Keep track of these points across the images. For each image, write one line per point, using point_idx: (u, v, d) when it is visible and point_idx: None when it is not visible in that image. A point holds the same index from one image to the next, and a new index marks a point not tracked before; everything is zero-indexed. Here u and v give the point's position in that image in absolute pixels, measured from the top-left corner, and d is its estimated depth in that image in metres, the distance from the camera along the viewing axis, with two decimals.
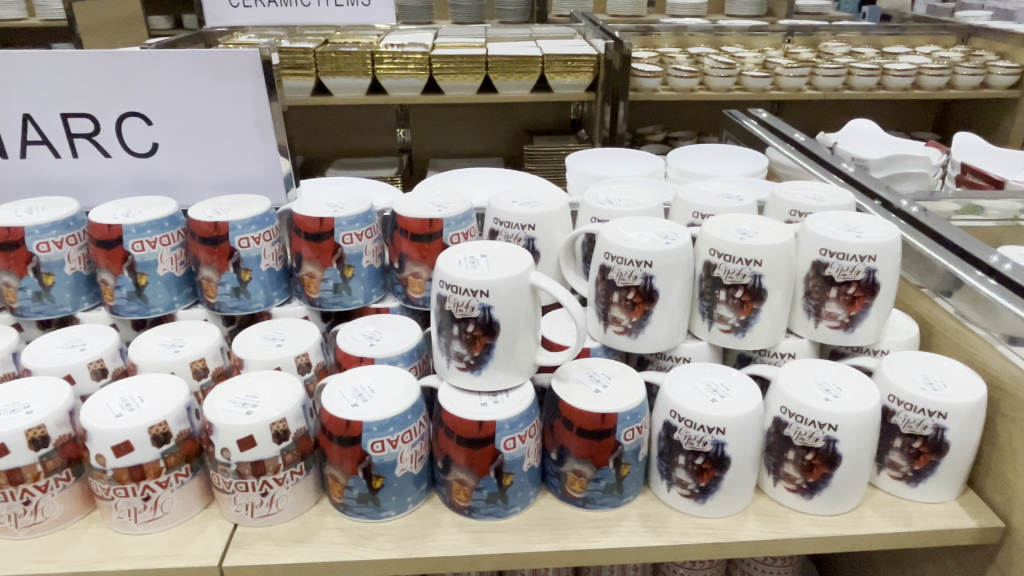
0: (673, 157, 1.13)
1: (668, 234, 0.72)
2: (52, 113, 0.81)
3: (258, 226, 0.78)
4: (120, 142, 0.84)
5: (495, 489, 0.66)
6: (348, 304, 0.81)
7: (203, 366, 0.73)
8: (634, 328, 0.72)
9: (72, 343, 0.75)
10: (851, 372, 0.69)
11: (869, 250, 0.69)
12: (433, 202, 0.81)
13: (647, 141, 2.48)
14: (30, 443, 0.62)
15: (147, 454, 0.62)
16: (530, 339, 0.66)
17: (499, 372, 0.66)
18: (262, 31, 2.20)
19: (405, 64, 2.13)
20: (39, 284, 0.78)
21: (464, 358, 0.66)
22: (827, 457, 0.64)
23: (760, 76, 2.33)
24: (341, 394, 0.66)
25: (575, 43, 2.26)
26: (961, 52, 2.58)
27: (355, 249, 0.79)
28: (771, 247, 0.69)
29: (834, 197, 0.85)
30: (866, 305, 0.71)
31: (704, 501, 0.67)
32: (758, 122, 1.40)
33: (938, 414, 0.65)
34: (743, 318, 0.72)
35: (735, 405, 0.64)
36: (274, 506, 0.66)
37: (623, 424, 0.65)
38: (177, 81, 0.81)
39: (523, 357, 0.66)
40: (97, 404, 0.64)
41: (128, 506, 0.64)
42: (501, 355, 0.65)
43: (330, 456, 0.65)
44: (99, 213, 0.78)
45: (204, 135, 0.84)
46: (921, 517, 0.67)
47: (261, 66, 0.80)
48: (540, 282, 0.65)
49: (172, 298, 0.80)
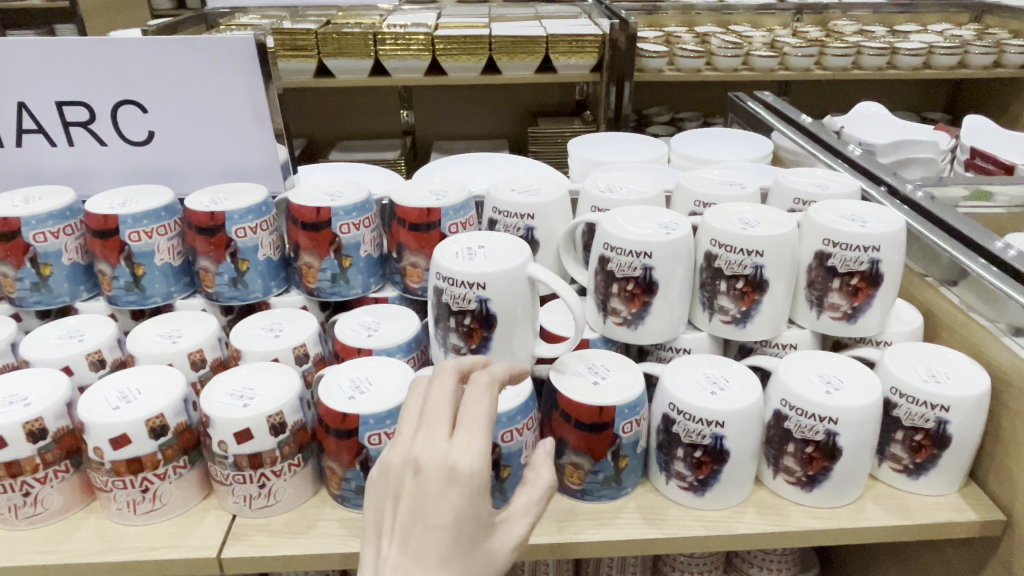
0: (677, 142, 1.11)
1: (668, 223, 0.71)
2: (47, 101, 0.80)
3: (255, 216, 0.78)
4: (115, 130, 0.83)
5: (492, 481, 0.66)
6: (347, 294, 0.80)
7: (201, 357, 0.73)
8: (634, 319, 0.71)
9: (70, 334, 0.75)
10: (853, 363, 0.68)
11: (872, 240, 0.68)
12: (431, 191, 0.80)
13: (653, 123, 2.45)
14: (27, 435, 0.62)
15: (144, 446, 0.62)
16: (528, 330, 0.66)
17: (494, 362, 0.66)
18: (264, 12, 2.18)
19: (408, 45, 2.10)
20: (36, 275, 0.78)
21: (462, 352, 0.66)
22: (828, 450, 0.64)
23: (767, 56, 2.30)
24: (338, 387, 0.66)
25: (581, 22, 2.23)
26: (974, 31, 2.53)
27: (353, 239, 0.78)
28: (773, 238, 0.68)
29: (839, 184, 0.83)
30: (869, 296, 0.70)
31: (702, 493, 0.66)
32: (763, 104, 1.39)
33: (940, 406, 0.64)
34: (744, 309, 0.71)
35: (735, 398, 0.64)
36: (272, 498, 0.66)
37: (621, 417, 0.64)
38: (172, 67, 0.80)
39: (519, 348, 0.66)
40: (94, 397, 0.65)
41: (126, 498, 0.64)
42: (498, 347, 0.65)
43: (328, 448, 0.65)
44: (96, 203, 0.78)
45: (201, 123, 0.83)
46: (921, 510, 0.66)
47: (256, 51, 0.78)
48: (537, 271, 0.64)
49: (170, 288, 0.80)
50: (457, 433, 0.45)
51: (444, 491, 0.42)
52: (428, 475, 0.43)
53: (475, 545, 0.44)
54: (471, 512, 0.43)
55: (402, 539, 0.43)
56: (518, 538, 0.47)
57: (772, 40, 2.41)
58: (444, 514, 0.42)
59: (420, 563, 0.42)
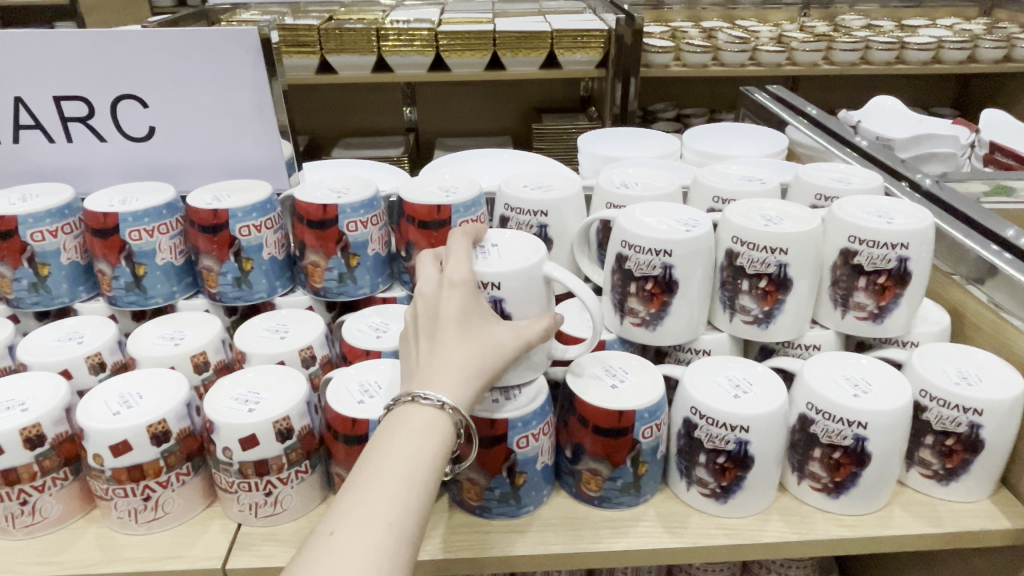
0: (689, 138, 1.09)
1: (688, 220, 0.68)
2: (44, 96, 0.78)
3: (259, 214, 0.75)
4: (115, 126, 0.81)
5: (507, 489, 0.63)
6: (354, 294, 0.78)
7: (205, 360, 0.71)
8: (652, 320, 0.68)
9: (69, 336, 0.73)
10: (882, 366, 0.65)
11: (900, 238, 0.66)
12: (440, 187, 0.78)
13: (659, 119, 2.43)
14: (25, 442, 0.60)
15: (146, 453, 0.60)
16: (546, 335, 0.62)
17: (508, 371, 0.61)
18: (265, 8, 2.15)
19: (411, 41, 2.08)
20: (34, 275, 0.75)
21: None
22: (856, 456, 0.61)
23: (775, 51, 2.27)
24: (347, 391, 0.64)
25: (585, 17, 2.21)
26: (984, 25, 2.50)
27: (360, 237, 0.76)
28: (798, 235, 0.65)
29: (861, 179, 0.81)
30: (896, 295, 0.68)
31: (725, 501, 0.64)
32: (772, 98, 1.37)
33: (973, 410, 0.62)
34: (767, 309, 0.68)
35: (759, 401, 0.61)
36: (279, 506, 0.64)
37: (641, 421, 0.62)
38: (172, 61, 0.77)
39: (539, 353, 0.61)
40: (94, 402, 0.62)
41: (127, 507, 0.62)
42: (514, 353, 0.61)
43: (336, 454, 0.63)
44: (95, 201, 0.75)
45: (203, 118, 0.81)
46: (952, 517, 0.64)
47: (260, 44, 0.76)
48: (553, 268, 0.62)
49: (172, 288, 0.77)
50: (445, 263, 0.60)
51: (445, 294, 0.56)
52: (430, 293, 0.57)
53: (483, 328, 0.56)
54: (469, 302, 0.56)
55: (427, 333, 0.55)
56: (525, 331, 0.57)
57: (779, 35, 2.38)
58: (450, 306, 0.55)
59: (443, 340, 0.54)
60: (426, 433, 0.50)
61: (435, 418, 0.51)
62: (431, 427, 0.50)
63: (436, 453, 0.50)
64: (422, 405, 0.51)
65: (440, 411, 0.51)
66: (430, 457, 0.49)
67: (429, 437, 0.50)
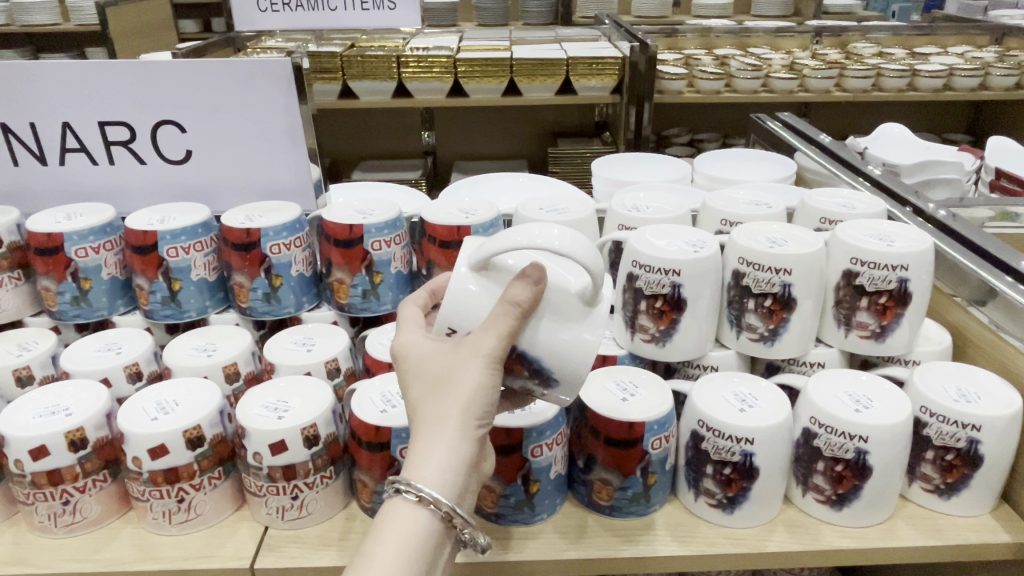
0: (699, 163, 1.13)
1: (696, 242, 0.71)
2: (90, 121, 0.83)
3: (289, 233, 0.80)
4: (154, 149, 0.86)
5: (522, 496, 0.66)
6: (377, 310, 0.82)
7: (235, 370, 0.75)
8: (661, 337, 0.72)
9: (108, 346, 0.77)
10: (883, 383, 0.68)
11: (900, 260, 0.69)
12: (460, 209, 0.82)
13: (672, 144, 2.47)
14: (68, 445, 0.64)
15: (181, 457, 0.64)
16: (538, 314, 0.54)
17: (562, 384, 0.58)
18: (289, 36, 2.23)
19: (430, 68, 2.14)
20: (77, 289, 0.80)
21: (535, 388, 0.58)
22: (857, 468, 0.64)
23: (787, 78, 2.31)
24: (370, 401, 0.67)
25: (600, 45, 2.26)
26: (995, 53, 2.53)
27: (384, 256, 0.80)
28: (801, 256, 0.69)
29: (865, 204, 0.84)
30: (897, 315, 0.71)
31: (732, 511, 0.66)
32: (782, 124, 1.41)
33: (971, 426, 0.64)
34: (772, 327, 0.71)
35: (764, 415, 0.64)
36: (304, 510, 0.67)
37: (650, 433, 0.65)
38: (209, 88, 0.82)
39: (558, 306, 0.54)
40: (133, 408, 0.66)
41: (162, 508, 0.66)
42: (533, 350, 0.55)
43: (360, 461, 0.66)
44: (135, 220, 0.80)
45: (236, 142, 0.85)
46: (953, 530, 0.66)
47: (292, 74, 0.81)
48: (479, 252, 0.55)
49: (205, 302, 0.82)
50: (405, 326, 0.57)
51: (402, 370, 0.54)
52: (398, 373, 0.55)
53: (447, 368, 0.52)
54: (422, 360, 0.53)
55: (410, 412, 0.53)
56: (480, 337, 0.51)
57: (791, 62, 2.42)
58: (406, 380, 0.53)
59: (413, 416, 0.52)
60: (391, 528, 0.48)
61: (400, 511, 0.48)
62: (398, 519, 0.48)
63: (400, 549, 0.47)
64: (392, 496, 0.49)
65: (405, 497, 0.48)
66: (391, 551, 0.46)
67: (394, 531, 0.47)
